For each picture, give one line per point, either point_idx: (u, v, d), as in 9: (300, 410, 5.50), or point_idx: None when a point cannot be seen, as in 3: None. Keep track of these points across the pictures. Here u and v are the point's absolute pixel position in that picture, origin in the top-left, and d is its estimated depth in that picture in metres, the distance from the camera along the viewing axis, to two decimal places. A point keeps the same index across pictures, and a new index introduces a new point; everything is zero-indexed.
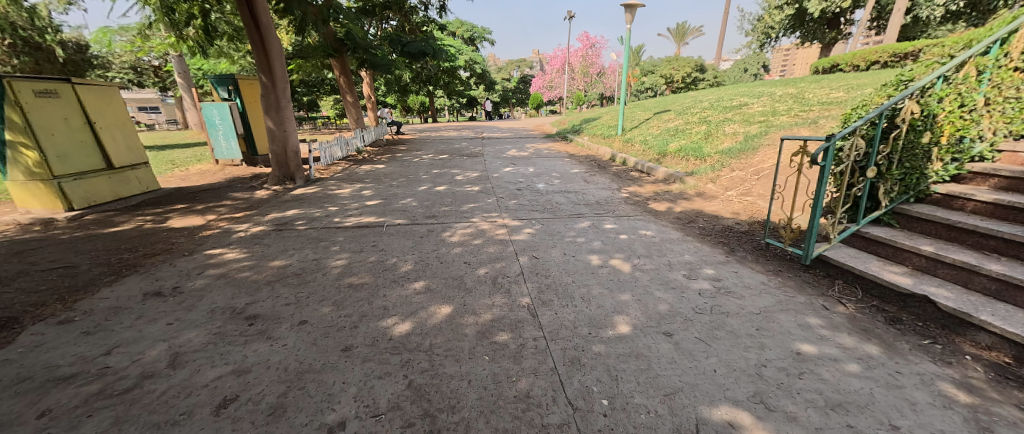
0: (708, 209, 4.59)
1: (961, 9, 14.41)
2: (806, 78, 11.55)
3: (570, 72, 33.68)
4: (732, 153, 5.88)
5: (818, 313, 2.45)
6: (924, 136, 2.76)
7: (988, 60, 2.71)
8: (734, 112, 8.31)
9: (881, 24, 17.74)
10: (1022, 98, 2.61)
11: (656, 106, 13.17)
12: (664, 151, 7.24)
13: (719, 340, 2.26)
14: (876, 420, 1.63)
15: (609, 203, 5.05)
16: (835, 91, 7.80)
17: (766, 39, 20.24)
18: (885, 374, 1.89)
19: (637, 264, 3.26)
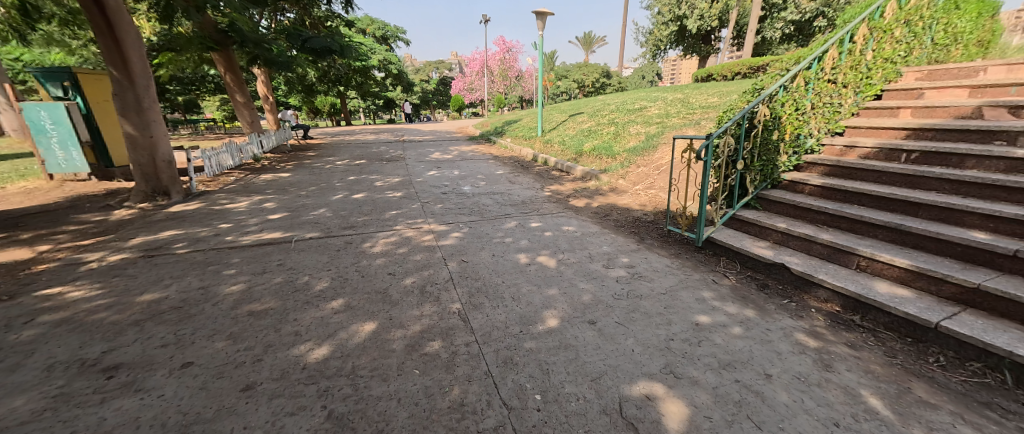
0: (620, 203, 5.04)
1: (792, 33, 18.28)
2: (689, 85, 13.48)
3: (490, 75, 34.22)
4: (637, 151, 6.57)
5: (709, 287, 2.85)
6: (774, 134, 3.39)
7: (810, 74, 3.45)
8: (637, 114, 9.29)
9: (740, 42, 21.61)
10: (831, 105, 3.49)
11: (572, 108, 14.11)
12: (580, 150, 7.77)
13: (635, 322, 2.49)
14: (756, 372, 1.96)
15: (534, 202, 5.24)
16: (711, 97, 9.24)
17: (657, 51, 23.12)
18: (760, 332, 2.28)
19: (562, 258, 3.44)
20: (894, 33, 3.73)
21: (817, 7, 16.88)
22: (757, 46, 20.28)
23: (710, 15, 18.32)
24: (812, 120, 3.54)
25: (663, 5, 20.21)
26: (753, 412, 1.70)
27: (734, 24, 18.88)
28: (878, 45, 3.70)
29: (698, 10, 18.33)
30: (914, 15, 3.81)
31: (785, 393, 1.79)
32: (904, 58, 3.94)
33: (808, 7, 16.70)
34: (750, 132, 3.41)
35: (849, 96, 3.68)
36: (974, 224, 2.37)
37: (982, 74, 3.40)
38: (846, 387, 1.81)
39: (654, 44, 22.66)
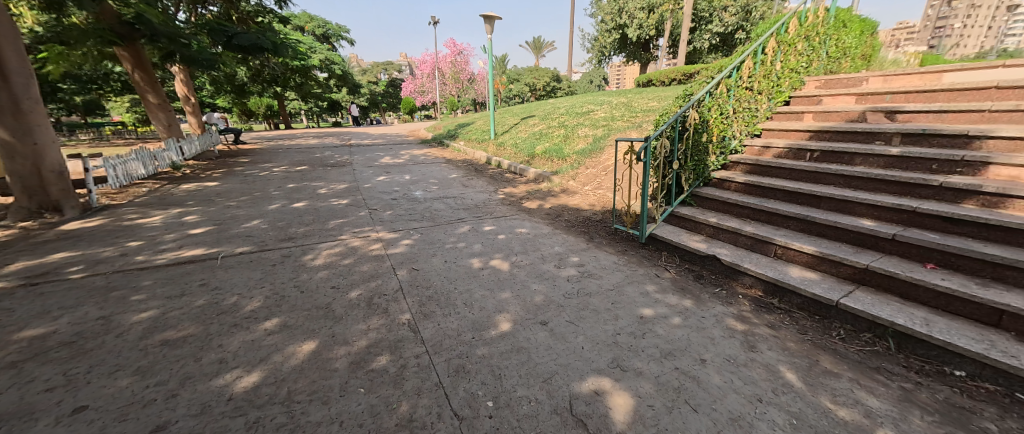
0: (571, 204, 5.19)
1: (718, 43, 20.15)
2: (632, 90, 14.31)
3: (442, 77, 33.76)
4: (586, 153, 6.82)
5: (652, 281, 3.02)
6: (703, 136, 3.69)
7: (731, 81, 3.80)
8: (585, 117, 9.66)
9: (675, 51, 23.39)
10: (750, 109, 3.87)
11: (524, 111, 14.35)
12: (532, 153, 7.91)
13: (585, 319, 2.56)
14: (692, 358, 2.10)
15: (488, 205, 5.22)
16: (651, 101, 9.87)
17: (602, 57, 24.26)
18: (696, 320, 2.46)
19: (514, 261, 3.45)
20: (796, 47, 4.25)
21: (737, 21, 18.82)
22: (690, 55, 22.12)
23: (648, 25, 19.66)
24: (734, 124, 3.90)
25: (605, 14, 21.30)
26: (691, 397, 1.82)
27: (669, 34, 20.42)
28: (784, 57, 4.19)
29: (637, 20, 19.57)
30: (811, 32, 4.37)
31: (718, 376, 1.94)
32: (805, 69, 4.50)
33: (730, 21, 18.55)
34: (682, 134, 3.68)
35: (763, 102, 4.11)
36: (862, 213, 2.76)
37: (863, 85, 3.99)
38: (768, 365, 2.00)
39: (599, 51, 23.81)
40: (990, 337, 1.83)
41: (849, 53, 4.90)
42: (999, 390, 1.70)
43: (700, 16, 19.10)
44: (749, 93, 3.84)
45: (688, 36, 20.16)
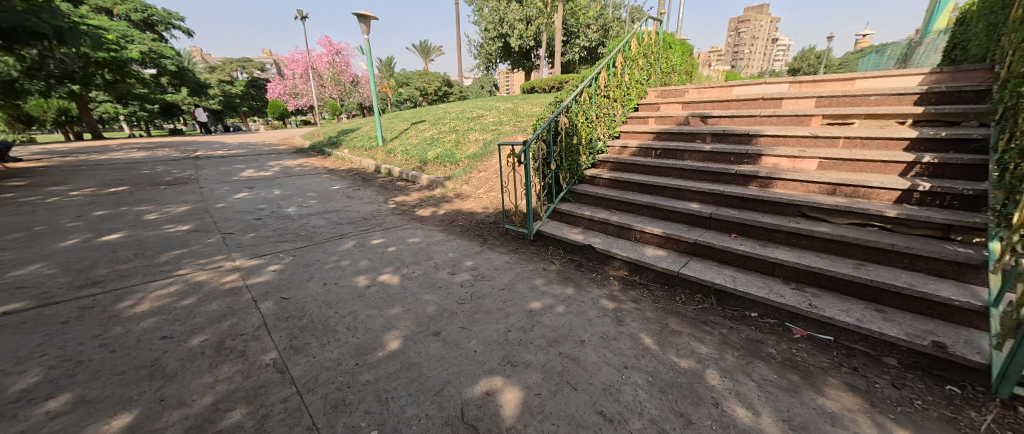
0: (465, 208, 5.24)
1: (586, 56, 22.86)
2: (518, 96, 15.21)
3: (320, 78, 30.40)
4: (477, 157, 6.97)
5: (540, 275, 3.21)
6: (574, 138, 4.11)
7: (592, 90, 4.33)
8: (475, 122, 9.86)
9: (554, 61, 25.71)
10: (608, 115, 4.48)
11: (414, 116, 13.96)
12: (424, 159, 7.73)
13: (477, 322, 2.56)
14: (573, 341, 2.28)
15: (377, 217, 4.88)
16: (535, 107, 10.65)
17: (490, 64, 25.14)
18: (577, 305, 2.70)
19: (405, 273, 3.29)
20: (638, 63, 5.08)
21: (599, 37, 21.80)
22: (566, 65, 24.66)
23: (527, 36, 21.19)
24: (598, 127, 4.46)
25: (488, 22, 22.19)
26: (572, 377, 1.97)
27: (546, 45, 22.39)
28: (630, 71, 4.97)
29: (517, 30, 20.91)
30: (648, 51, 5.29)
31: (594, 353, 2.15)
32: (646, 82, 5.43)
33: (593, 37, 21.36)
34: (556, 137, 4.03)
35: (618, 109, 4.81)
36: (690, 198, 3.44)
37: (685, 95, 5.00)
38: (633, 334, 2.30)
39: (485, 58, 24.69)
40: (770, 284, 2.48)
41: (674, 70, 6.11)
42: (776, 322, 2.31)
43: (569, 31, 21.47)
44: (606, 101, 4.44)
45: (563, 48, 22.37)
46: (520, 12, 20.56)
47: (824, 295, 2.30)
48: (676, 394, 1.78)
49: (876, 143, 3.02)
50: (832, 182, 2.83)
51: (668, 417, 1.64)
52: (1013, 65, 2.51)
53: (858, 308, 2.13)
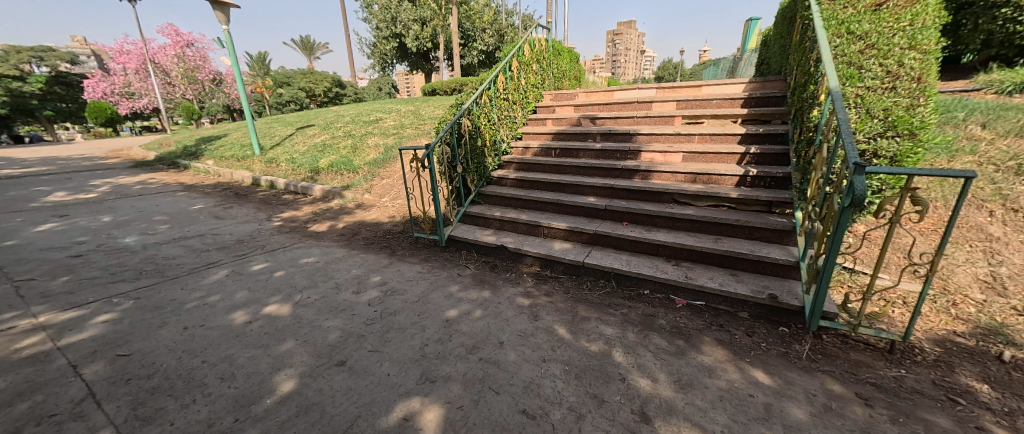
0: (368, 219, 4.91)
1: (485, 59, 23.36)
2: (419, 98, 14.70)
3: (167, 75, 24.73)
4: (378, 163, 6.53)
5: (455, 282, 3.12)
6: (478, 141, 4.12)
7: (491, 93, 4.41)
8: (373, 126, 9.20)
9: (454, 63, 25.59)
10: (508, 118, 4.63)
11: (300, 120, 12.39)
12: (316, 167, 6.90)
13: (390, 342, 2.32)
14: (493, 343, 2.26)
15: (258, 239, 4.16)
16: (437, 109, 10.43)
17: (385, 64, 23.79)
18: (493, 307, 2.69)
19: (298, 299, 2.83)
20: (532, 68, 5.36)
21: (495, 42, 22.52)
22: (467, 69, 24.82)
23: (423, 37, 20.66)
24: (500, 129, 4.57)
25: (379, 21, 20.97)
26: (494, 382, 1.92)
27: (444, 48, 22.19)
28: (526, 75, 5.22)
29: (412, 31, 20.23)
30: (539, 57, 5.62)
31: (513, 352, 2.16)
32: (541, 86, 5.76)
33: (490, 41, 21.96)
34: (460, 140, 3.98)
35: (518, 111, 5.00)
36: (588, 193, 3.75)
37: (576, 99, 5.45)
38: (548, 328, 2.38)
39: (380, 58, 23.37)
40: (656, 263, 2.84)
41: (565, 75, 6.63)
42: (663, 296, 2.66)
43: (466, 34, 21.65)
44: (504, 104, 4.57)
45: (461, 50, 22.42)
46: (413, 12, 19.96)
47: (695, 268, 2.73)
48: (590, 378, 1.89)
49: (720, 138, 3.71)
50: (693, 172, 3.39)
51: (584, 401, 1.73)
52: (797, 78, 3.36)
53: (719, 275, 2.59)
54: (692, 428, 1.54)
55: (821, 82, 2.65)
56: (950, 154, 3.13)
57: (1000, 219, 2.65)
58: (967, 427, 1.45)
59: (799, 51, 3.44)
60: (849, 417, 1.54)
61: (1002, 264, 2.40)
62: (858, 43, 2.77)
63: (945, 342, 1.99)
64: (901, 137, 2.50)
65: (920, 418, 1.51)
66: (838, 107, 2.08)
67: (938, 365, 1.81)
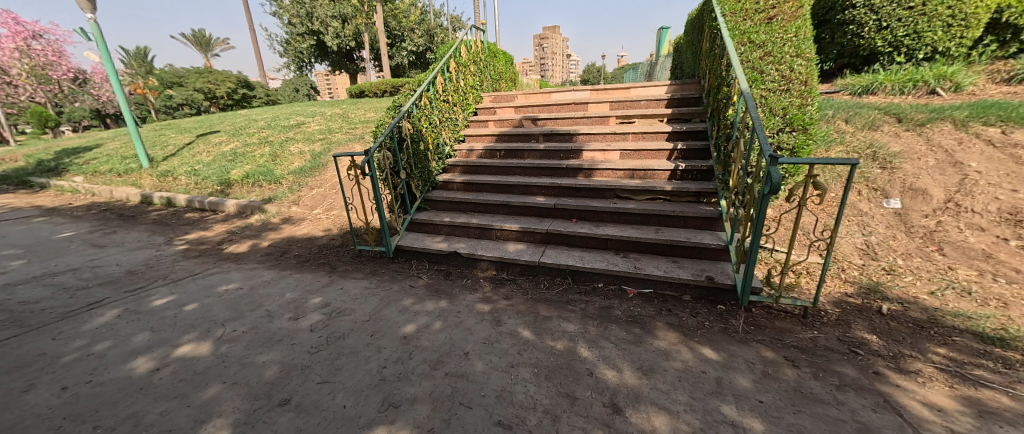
0: (299, 234, 4.46)
1: (416, 60, 22.59)
2: (346, 100, 13.64)
3: None
4: (304, 172, 5.93)
5: (409, 295, 2.95)
6: (420, 145, 3.95)
7: (431, 95, 4.27)
8: (295, 131, 8.31)
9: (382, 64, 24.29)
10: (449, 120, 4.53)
11: (200, 125, 10.73)
12: (226, 179, 6.02)
13: (341, 368, 2.06)
14: (458, 355, 2.16)
15: (158, 268, 3.49)
16: (368, 112, 9.79)
17: (302, 63, 21.70)
18: (453, 318, 2.59)
19: (219, 334, 2.42)
20: (469, 69, 5.30)
21: (426, 42, 21.88)
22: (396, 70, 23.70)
23: (345, 35, 19.24)
24: (442, 132, 4.44)
25: (292, 15, 19.03)
26: (465, 396, 1.82)
27: (369, 47, 20.89)
28: (464, 76, 5.15)
29: (332, 28, 18.72)
30: (476, 58, 5.59)
31: (480, 361, 2.09)
32: (479, 87, 5.73)
33: (419, 42, 21.19)
34: (402, 144, 3.78)
35: (458, 113, 4.90)
36: (536, 193, 3.82)
37: (516, 100, 5.51)
38: (512, 332, 2.36)
39: (296, 56, 21.22)
40: (606, 257, 3.00)
41: (502, 77, 6.69)
42: (616, 287, 2.82)
43: (393, 33, 20.70)
44: (444, 106, 4.46)
45: (389, 51, 21.40)
46: (332, 7, 18.51)
47: (641, 258, 2.94)
48: (560, 378, 1.91)
49: (651, 136, 4.04)
50: (631, 169, 3.64)
51: (558, 402, 1.74)
52: (710, 81, 3.79)
53: (663, 263, 2.82)
54: (660, 411, 1.64)
55: (733, 84, 3.02)
56: (827, 145, 3.79)
57: (865, 197, 3.31)
58: (867, 374, 1.79)
59: (710, 56, 3.88)
60: (782, 379, 1.79)
61: (871, 235, 3.01)
62: (757, 51, 3.21)
63: (840, 302, 2.43)
64: (796, 132, 2.99)
65: (834, 371, 1.82)
66: (751, 108, 2.40)
67: (839, 323, 2.21)
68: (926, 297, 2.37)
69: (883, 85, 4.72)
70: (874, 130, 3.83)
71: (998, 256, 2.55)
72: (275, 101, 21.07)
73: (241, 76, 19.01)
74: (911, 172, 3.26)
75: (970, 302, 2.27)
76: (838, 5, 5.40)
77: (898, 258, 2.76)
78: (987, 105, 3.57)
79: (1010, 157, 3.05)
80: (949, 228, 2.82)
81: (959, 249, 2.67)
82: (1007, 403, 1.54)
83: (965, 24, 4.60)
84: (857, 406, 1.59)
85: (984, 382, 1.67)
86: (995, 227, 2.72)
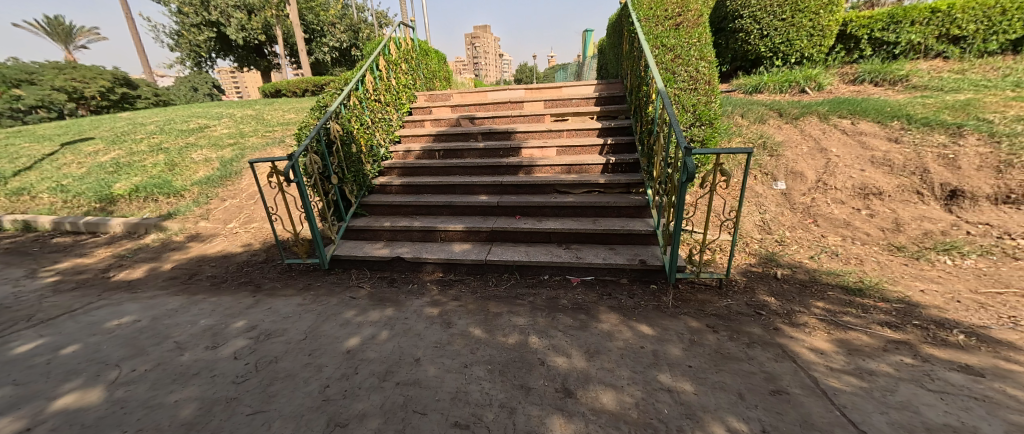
0: (211, 252, 3.92)
1: (340, 57, 21.04)
2: (258, 100, 12.17)
3: None
4: (213, 182, 5.23)
5: (350, 307, 2.77)
6: (352, 147, 3.72)
7: (360, 94, 4.03)
8: (197, 135, 7.24)
9: (300, 61, 22.21)
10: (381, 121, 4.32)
11: (63, 131, 8.84)
12: (107, 194, 5.04)
13: (277, 394, 1.86)
14: (408, 362, 2.08)
15: (17, 308, 2.82)
16: (287, 113, 8.90)
17: (200, 57, 18.94)
18: (401, 325, 2.49)
19: (113, 377, 2.03)
20: (401, 68, 5.10)
21: (351, 39, 20.44)
22: (317, 66, 21.79)
23: (253, 28, 17.18)
24: (376, 133, 4.22)
25: (183, 3, 16.49)
26: (418, 402, 1.75)
27: (283, 41, 18.90)
28: (395, 75, 4.94)
29: (235, 19, 16.59)
30: (407, 56, 5.40)
31: (432, 365, 2.04)
32: (412, 86, 5.54)
33: (342, 38, 19.75)
34: (330, 148, 3.52)
35: (392, 113, 4.69)
36: (478, 191, 3.82)
37: (451, 99, 5.42)
38: (463, 332, 2.35)
39: (191, 49, 18.41)
40: (550, 250, 3.12)
41: (435, 75, 6.54)
42: (561, 277, 2.95)
43: (312, 28, 19.02)
44: (375, 106, 4.24)
45: (308, 47, 19.63)
46: None
47: (582, 248, 3.11)
48: (513, 371, 1.95)
49: (584, 133, 4.27)
50: (567, 164, 3.81)
51: (513, 394, 1.76)
52: (631, 81, 4.13)
53: (602, 251, 3.02)
54: (607, 388, 1.76)
55: (651, 84, 3.33)
56: (730, 136, 4.36)
57: (760, 181, 3.89)
58: (769, 330, 2.12)
59: (629, 58, 4.22)
60: (705, 344, 2.03)
61: (766, 212, 3.55)
62: (669, 53, 3.57)
63: (746, 272, 2.83)
64: (705, 127, 3.39)
65: (745, 332, 2.12)
66: (668, 105, 2.67)
67: (746, 290, 2.58)
68: (808, 261, 2.86)
69: (767, 85, 5.55)
70: (763, 123, 4.50)
71: (854, 223, 3.18)
72: (168, 102, 18.06)
73: (117, 72, 15.90)
74: (791, 159, 3.91)
75: (837, 262, 2.80)
76: (729, 16, 6.21)
77: (786, 230, 3.30)
78: (840, 102, 4.43)
79: (857, 143, 3.82)
80: (820, 203, 3.44)
81: (828, 220, 3.28)
82: (866, 340, 1.94)
83: (821, 34, 5.65)
84: (763, 358, 1.88)
85: (850, 325, 2.08)
86: (851, 200, 3.39)
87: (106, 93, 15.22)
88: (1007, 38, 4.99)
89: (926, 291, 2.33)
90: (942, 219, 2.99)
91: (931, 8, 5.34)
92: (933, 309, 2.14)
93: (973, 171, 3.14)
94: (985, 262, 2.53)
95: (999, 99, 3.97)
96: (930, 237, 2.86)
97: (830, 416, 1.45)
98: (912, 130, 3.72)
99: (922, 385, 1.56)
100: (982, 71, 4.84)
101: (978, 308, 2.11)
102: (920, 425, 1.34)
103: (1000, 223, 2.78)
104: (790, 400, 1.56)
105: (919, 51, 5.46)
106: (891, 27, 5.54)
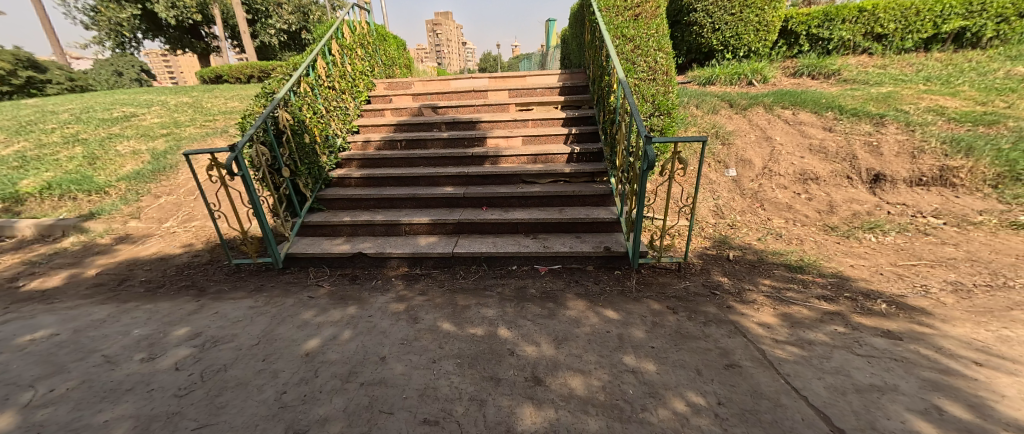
0: (144, 254, 3.54)
1: (288, 39, 19.47)
2: (195, 86, 11.00)
3: None
4: (144, 177, 4.70)
5: (308, 307, 2.62)
6: (305, 137, 3.47)
7: (311, 80, 3.75)
8: (122, 125, 6.46)
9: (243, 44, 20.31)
10: (335, 109, 4.05)
11: None
12: (11, 192, 4.34)
13: (228, 404, 1.71)
14: (373, 361, 1.99)
15: None
16: (230, 101, 8.16)
17: (122, 38, 16.78)
18: (364, 323, 2.38)
19: (25, 400, 1.76)
20: (357, 53, 4.81)
21: (300, 21, 18.84)
22: (262, 48, 20.04)
23: (186, 6, 15.49)
24: (331, 122, 3.97)
25: None
26: (385, 401, 1.68)
27: (222, 21, 17.21)
28: (351, 60, 4.64)
29: None
30: (364, 41, 5.11)
31: (399, 362, 1.98)
32: (370, 73, 5.24)
33: (291, 20, 18.27)
34: (280, 138, 3.25)
35: (348, 101, 4.43)
36: (444, 183, 3.72)
37: (412, 87, 5.22)
38: (431, 327, 2.29)
39: (112, 28, 16.27)
40: (517, 240, 3.11)
41: (394, 62, 6.25)
42: (529, 267, 2.96)
43: (255, 8, 17.46)
44: (328, 93, 3.97)
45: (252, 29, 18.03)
46: None
47: (549, 237, 3.14)
48: (482, 363, 1.93)
49: (548, 123, 4.28)
50: (533, 154, 3.81)
51: (482, 387, 1.75)
52: (594, 71, 4.17)
53: (568, 240, 3.06)
54: (575, 373, 1.79)
55: (612, 73, 3.36)
56: (686, 126, 4.56)
57: (713, 169, 4.10)
58: (722, 308, 2.25)
59: (591, 49, 4.25)
60: (666, 325, 2.13)
61: (719, 198, 3.76)
62: (629, 44, 3.64)
63: (703, 254, 3.00)
64: (663, 116, 3.50)
65: (701, 311, 2.25)
66: (629, 94, 2.71)
67: (702, 272, 2.73)
68: (756, 242, 3.08)
69: (719, 77, 5.83)
70: (715, 113, 4.74)
71: (795, 206, 3.45)
72: (86, 87, 15.82)
73: (20, 53, 13.62)
74: (741, 147, 4.16)
75: (781, 243, 3.03)
76: (684, 9, 6.44)
77: (736, 215, 3.52)
78: (783, 93, 4.76)
79: (797, 131, 4.13)
80: (766, 189, 3.71)
81: (773, 204, 3.54)
82: (805, 313, 2.12)
83: (766, 30, 6.02)
84: (718, 335, 2.00)
85: (792, 300, 2.27)
86: (793, 185, 3.67)
87: (7, 77, 12.78)
88: (920, 37, 5.60)
89: (855, 266, 2.59)
90: (868, 201, 3.32)
91: (858, 8, 5.84)
92: (861, 282, 2.39)
93: (893, 157, 3.50)
94: (902, 237, 2.85)
95: (914, 92, 4.44)
96: (858, 217, 3.17)
97: (776, 385, 1.57)
98: (844, 120, 4.07)
99: (852, 351, 1.73)
100: (900, 67, 5.38)
101: (897, 278, 2.38)
102: (851, 387, 1.49)
103: (914, 204, 3.14)
104: (741, 372, 1.68)
105: (849, 47, 5.97)
106: (825, 24, 5.99)
